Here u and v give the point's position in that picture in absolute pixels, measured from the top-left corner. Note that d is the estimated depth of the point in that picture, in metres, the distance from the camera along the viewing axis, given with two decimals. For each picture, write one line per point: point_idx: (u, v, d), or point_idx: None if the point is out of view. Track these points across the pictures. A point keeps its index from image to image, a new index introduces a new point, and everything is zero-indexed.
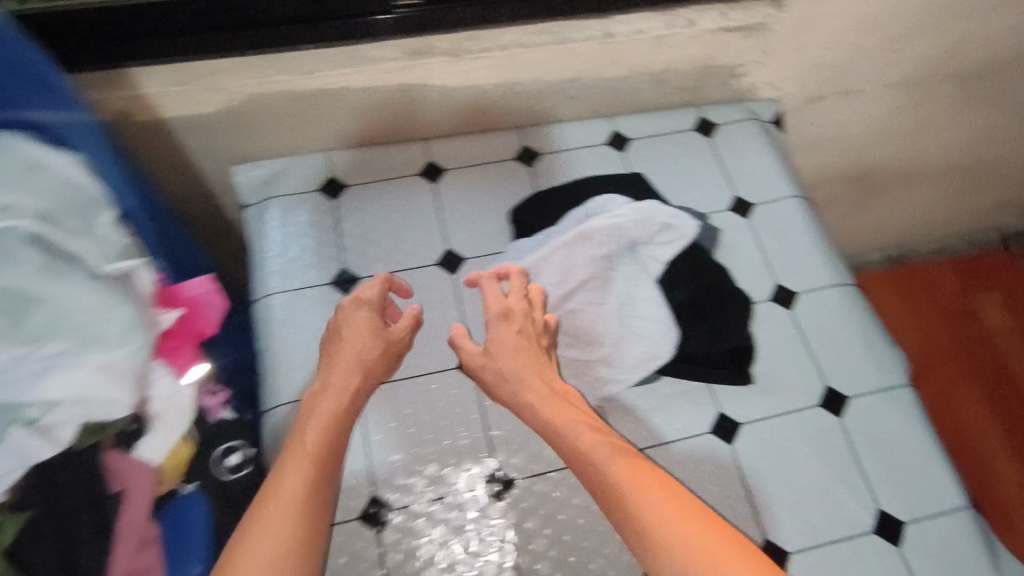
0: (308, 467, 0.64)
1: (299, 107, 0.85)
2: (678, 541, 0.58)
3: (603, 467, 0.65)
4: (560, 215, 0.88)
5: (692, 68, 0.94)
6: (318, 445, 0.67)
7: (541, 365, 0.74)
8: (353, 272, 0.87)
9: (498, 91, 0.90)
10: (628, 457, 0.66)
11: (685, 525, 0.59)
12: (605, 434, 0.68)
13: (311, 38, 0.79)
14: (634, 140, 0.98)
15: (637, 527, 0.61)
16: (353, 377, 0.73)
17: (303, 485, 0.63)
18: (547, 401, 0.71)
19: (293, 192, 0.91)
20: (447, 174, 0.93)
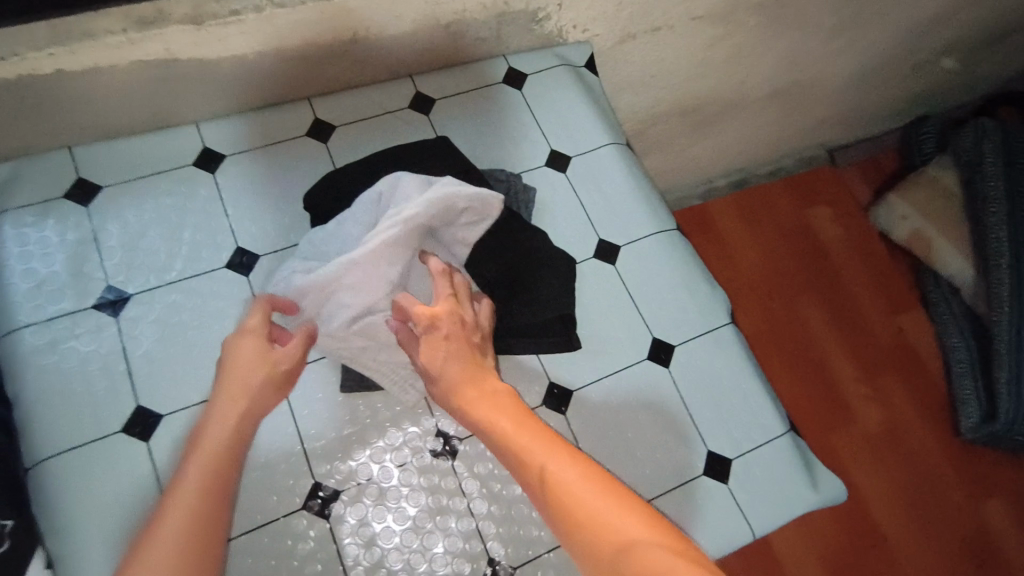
0: (212, 470, 0.56)
1: (8, 100, 0.69)
2: (567, 477, 0.52)
3: (560, 478, 0.53)
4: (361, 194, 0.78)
5: (487, 16, 0.86)
6: (240, 405, 0.60)
7: (485, 386, 0.62)
8: (122, 289, 0.73)
9: (268, 60, 0.78)
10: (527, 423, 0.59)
11: (572, 467, 0.53)
12: (505, 404, 0.61)
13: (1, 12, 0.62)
14: (439, 99, 0.89)
15: (544, 485, 0.53)
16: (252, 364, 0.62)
17: (198, 486, 0.54)
18: (461, 383, 0.62)
19: (33, 201, 0.74)
20: (228, 160, 0.81)
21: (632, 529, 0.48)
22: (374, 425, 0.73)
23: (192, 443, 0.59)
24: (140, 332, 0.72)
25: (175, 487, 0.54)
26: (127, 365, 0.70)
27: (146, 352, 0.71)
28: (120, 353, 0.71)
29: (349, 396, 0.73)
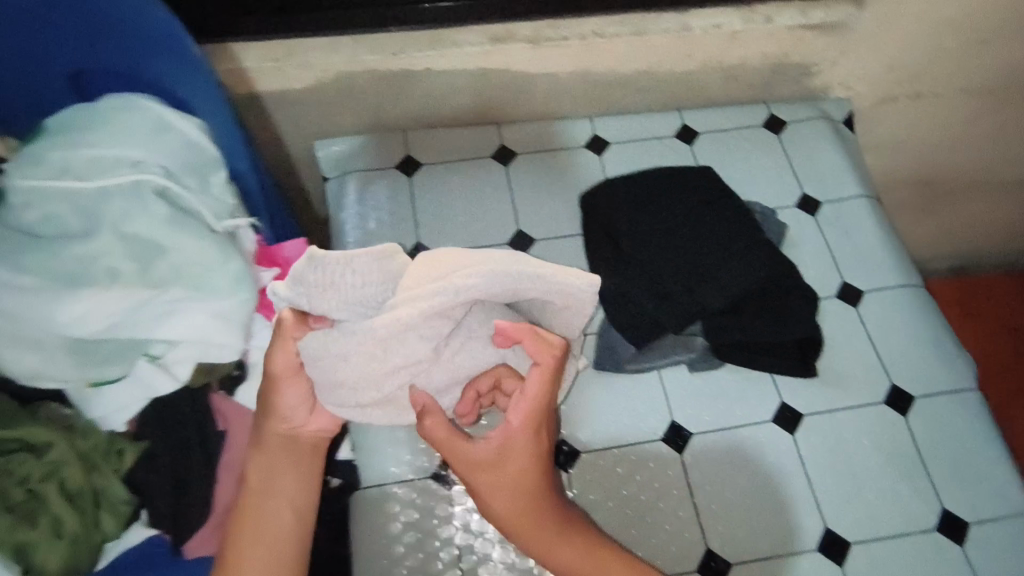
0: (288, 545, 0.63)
1: (384, 86, 0.88)
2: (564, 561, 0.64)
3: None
4: (630, 202, 0.89)
5: (765, 64, 0.94)
6: (246, 506, 0.63)
7: (501, 485, 0.63)
8: (427, 246, 0.90)
9: (572, 81, 0.92)
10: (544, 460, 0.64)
11: (569, 548, 0.65)
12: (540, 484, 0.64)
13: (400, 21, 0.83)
14: (701, 133, 0.99)
15: (519, 536, 0.65)
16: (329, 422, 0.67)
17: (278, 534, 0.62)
18: (478, 463, 0.63)
19: (372, 167, 0.94)
20: (519, 158, 0.96)
21: None
22: (615, 403, 0.81)
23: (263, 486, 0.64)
24: None
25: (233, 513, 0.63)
26: None
27: None
28: None
29: (596, 372, 0.83)
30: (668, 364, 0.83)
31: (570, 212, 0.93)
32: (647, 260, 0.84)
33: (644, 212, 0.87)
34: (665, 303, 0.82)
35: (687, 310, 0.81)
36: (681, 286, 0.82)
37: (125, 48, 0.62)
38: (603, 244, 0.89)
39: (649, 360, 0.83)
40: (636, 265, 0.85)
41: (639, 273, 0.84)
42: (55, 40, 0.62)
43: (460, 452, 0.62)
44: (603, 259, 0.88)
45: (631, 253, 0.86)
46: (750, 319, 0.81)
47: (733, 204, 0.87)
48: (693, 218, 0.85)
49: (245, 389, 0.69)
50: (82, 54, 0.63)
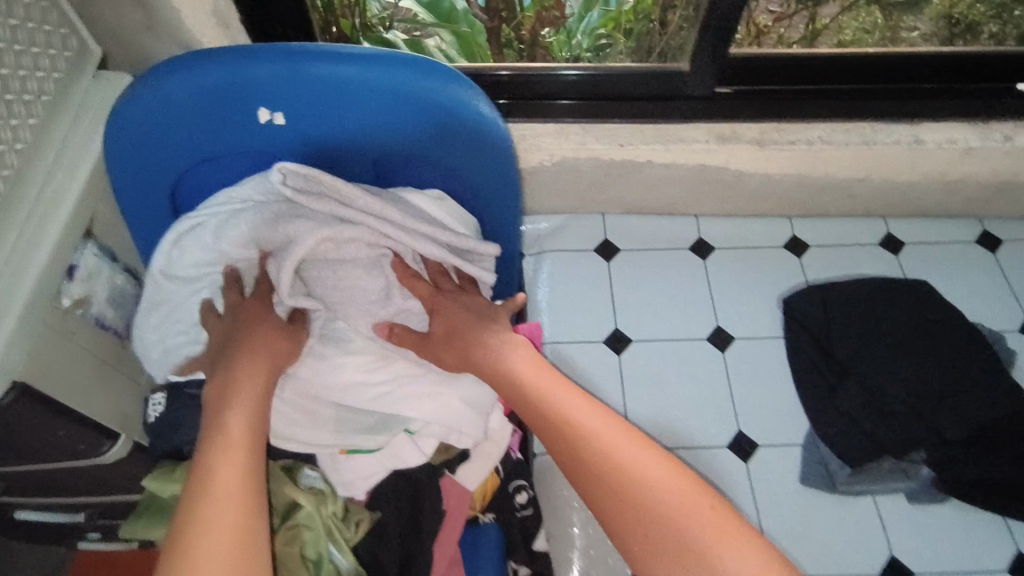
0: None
1: (599, 172, 0.91)
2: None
3: (645, 497, 0.44)
4: (844, 314, 0.86)
5: (990, 182, 0.91)
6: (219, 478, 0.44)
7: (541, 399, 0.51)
8: (623, 333, 0.89)
9: (783, 181, 0.92)
10: (647, 447, 0.46)
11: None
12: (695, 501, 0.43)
13: (561, 114, 0.85)
14: (908, 244, 0.96)
15: (569, 452, 0.48)
16: (258, 374, 0.51)
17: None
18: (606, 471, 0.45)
19: (569, 248, 0.96)
20: (716, 253, 0.95)
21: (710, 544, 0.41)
22: (829, 528, 0.75)
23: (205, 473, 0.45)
24: (634, 373, 0.86)
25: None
26: (621, 397, 0.85)
27: (636, 390, 0.85)
28: (617, 383, 0.85)
29: (804, 491, 0.78)
30: (884, 488, 0.76)
31: (771, 312, 0.90)
32: (868, 377, 0.80)
33: (861, 326, 0.84)
34: (889, 426, 0.77)
35: (913, 434, 0.77)
36: (907, 409, 0.78)
37: (419, 123, 0.58)
38: (811, 350, 0.85)
39: (865, 482, 0.76)
40: (853, 378, 0.81)
41: (859, 389, 0.80)
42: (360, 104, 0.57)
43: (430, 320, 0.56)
44: (810, 365, 0.84)
45: (845, 368, 0.83)
46: (985, 453, 0.75)
47: (960, 330, 0.83)
48: (917, 339, 0.82)
49: (468, 465, 0.66)
50: (400, 142, 0.60)
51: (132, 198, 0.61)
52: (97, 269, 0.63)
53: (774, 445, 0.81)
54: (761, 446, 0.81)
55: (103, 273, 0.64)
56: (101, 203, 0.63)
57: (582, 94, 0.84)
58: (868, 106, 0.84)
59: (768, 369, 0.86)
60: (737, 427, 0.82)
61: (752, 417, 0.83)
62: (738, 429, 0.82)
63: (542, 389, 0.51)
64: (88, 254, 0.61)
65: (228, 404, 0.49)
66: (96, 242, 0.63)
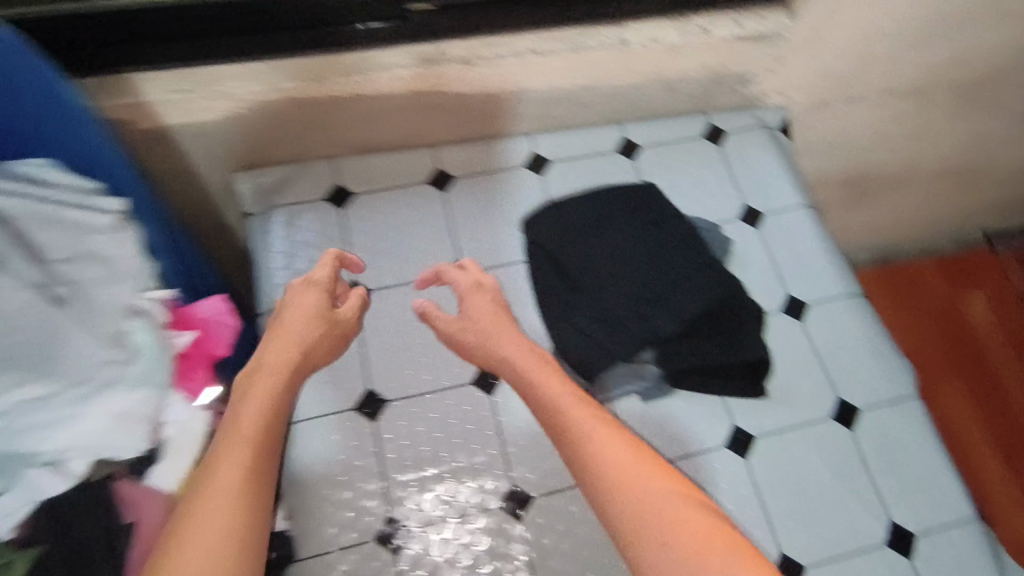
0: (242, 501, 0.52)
1: (305, 113, 0.83)
2: (667, 517, 0.54)
3: (567, 408, 0.64)
4: (572, 230, 0.87)
5: (702, 75, 0.93)
6: (211, 488, 0.52)
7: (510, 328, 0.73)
8: (363, 283, 0.84)
9: (507, 98, 0.88)
10: (556, 375, 0.68)
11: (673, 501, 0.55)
12: (619, 444, 0.60)
13: (283, 46, 0.75)
14: (643, 147, 0.97)
15: (527, 388, 0.68)
16: (265, 395, 0.62)
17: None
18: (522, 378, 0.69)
19: (299, 201, 0.88)
20: (457, 182, 0.91)
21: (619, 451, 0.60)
22: None
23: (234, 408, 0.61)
24: (376, 324, 0.82)
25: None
26: (363, 351, 0.80)
27: (378, 341, 0.81)
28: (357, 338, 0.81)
29: None
30: (619, 394, 0.79)
31: (513, 237, 0.89)
32: (599, 291, 0.82)
33: (593, 242, 0.85)
34: (616, 335, 0.79)
35: (638, 338, 0.79)
36: (632, 316, 0.80)
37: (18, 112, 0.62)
38: (550, 272, 0.85)
39: (600, 392, 0.79)
40: (586, 295, 0.82)
41: (591, 304, 0.82)
42: None
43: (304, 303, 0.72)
44: (549, 288, 0.84)
45: (581, 286, 0.83)
46: (699, 344, 0.80)
47: (681, 230, 0.86)
48: (642, 246, 0.84)
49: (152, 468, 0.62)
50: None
51: None
52: None
53: None
54: None
55: None
56: None
57: (301, 21, 0.75)
58: (576, 11, 0.81)
59: (511, 295, 0.85)
60: None
61: None
62: None
63: (486, 310, 0.75)
64: None
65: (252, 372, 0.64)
66: None
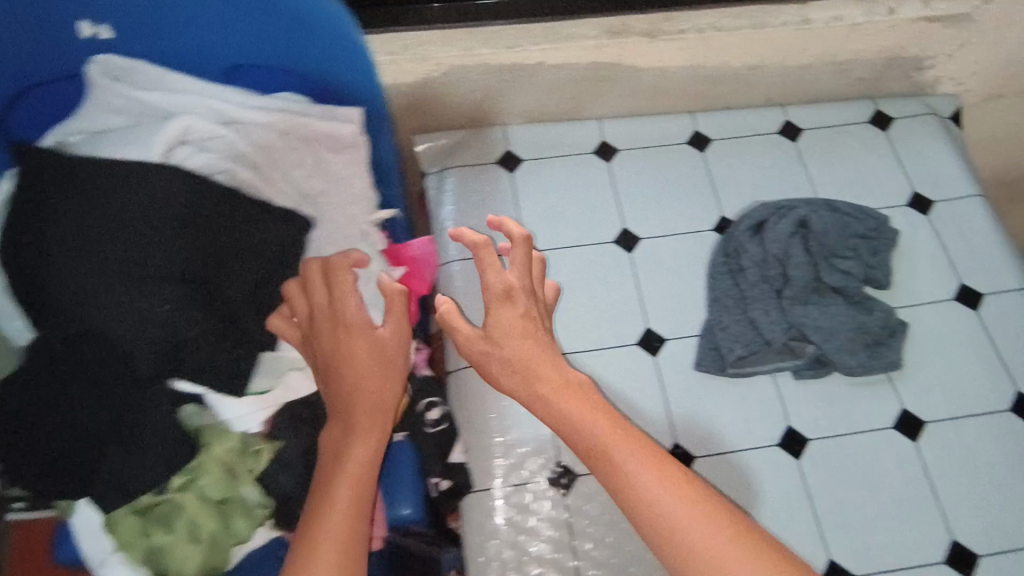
0: (357, 502, 0.48)
1: (492, 80, 0.87)
2: (571, 404, 0.51)
3: (568, 410, 0.51)
4: (755, 220, 0.86)
5: (879, 58, 0.92)
6: (373, 410, 0.52)
7: (584, 396, 0.51)
8: (532, 245, 0.88)
9: (681, 74, 0.90)
10: (589, 405, 0.51)
11: (645, 464, 0.47)
12: (583, 403, 0.51)
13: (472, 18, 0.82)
14: (806, 130, 0.97)
15: (607, 459, 0.48)
16: (370, 443, 0.51)
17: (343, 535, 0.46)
18: (556, 390, 0.52)
19: (475, 163, 0.93)
20: (623, 153, 0.94)
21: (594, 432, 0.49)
22: (729, 406, 0.79)
23: (303, 534, 0.46)
24: None
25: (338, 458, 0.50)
26: None
27: None
28: None
29: (697, 375, 0.81)
30: (771, 369, 0.80)
31: (676, 211, 0.91)
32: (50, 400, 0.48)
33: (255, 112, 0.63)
34: (780, 307, 0.81)
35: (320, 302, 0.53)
36: (805, 294, 0.81)
37: (296, 50, 0.62)
38: (717, 257, 0.86)
39: (754, 364, 0.79)
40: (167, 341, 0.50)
41: (758, 276, 0.82)
42: (216, 18, 0.58)
43: (357, 355, 0.52)
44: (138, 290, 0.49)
45: (281, 348, 0.58)
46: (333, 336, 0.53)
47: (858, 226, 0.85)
48: (832, 235, 0.83)
49: None
50: (256, 50, 0.62)
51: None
52: None
53: (680, 336, 0.83)
54: (667, 339, 0.83)
55: None
56: None
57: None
58: None
59: (672, 265, 0.87)
60: (644, 324, 0.84)
61: (658, 313, 0.85)
62: (645, 325, 0.84)
63: (523, 340, 0.54)
64: None
65: (338, 366, 0.52)
66: None
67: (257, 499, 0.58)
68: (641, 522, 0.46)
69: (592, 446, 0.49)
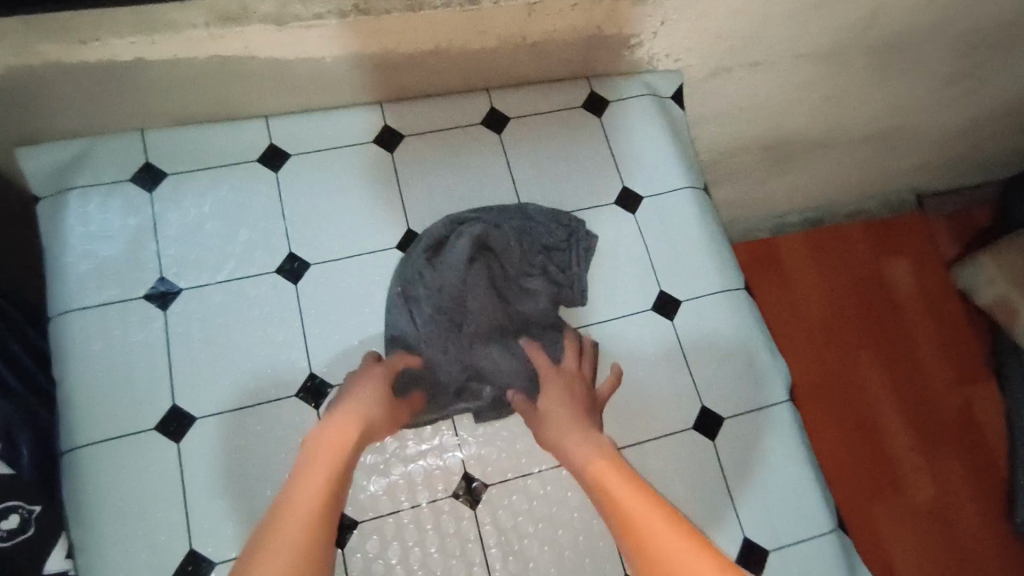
0: (333, 473, 0.53)
1: (87, 81, 0.69)
2: (569, 450, 0.59)
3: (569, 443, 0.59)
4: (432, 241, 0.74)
5: (577, 38, 0.81)
6: (332, 446, 0.56)
7: (564, 399, 0.64)
8: (171, 283, 0.73)
9: (343, 63, 0.75)
10: (561, 401, 0.64)
11: (598, 449, 0.57)
12: (558, 409, 0.63)
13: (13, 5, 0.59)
14: (513, 119, 0.86)
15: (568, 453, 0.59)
16: (330, 463, 0.54)
17: (337, 457, 0.55)
18: (562, 427, 0.61)
19: (100, 180, 0.75)
20: (293, 159, 0.80)
21: (584, 452, 0.58)
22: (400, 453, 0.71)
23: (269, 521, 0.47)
24: (185, 331, 0.71)
25: (280, 508, 0.48)
26: (166, 367, 0.70)
27: (187, 349, 0.71)
28: (161, 348, 0.70)
29: None
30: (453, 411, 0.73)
31: (356, 226, 0.78)
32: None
33: None
34: (459, 345, 0.70)
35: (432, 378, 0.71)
36: (489, 331, 0.71)
37: None
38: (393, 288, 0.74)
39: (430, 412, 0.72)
40: None
41: (431, 312, 0.71)
42: None
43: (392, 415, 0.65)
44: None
45: None
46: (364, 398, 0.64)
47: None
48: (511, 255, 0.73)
49: None
50: None
51: None
52: None
53: None
54: (335, 384, 0.72)
55: None
56: None
57: None
58: None
59: (346, 293, 0.75)
60: (309, 368, 0.72)
61: (327, 354, 0.73)
62: (310, 370, 0.72)
63: (564, 377, 0.67)
64: None
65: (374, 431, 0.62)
66: None
67: None
68: (570, 466, 0.59)
69: (548, 438, 0.63)
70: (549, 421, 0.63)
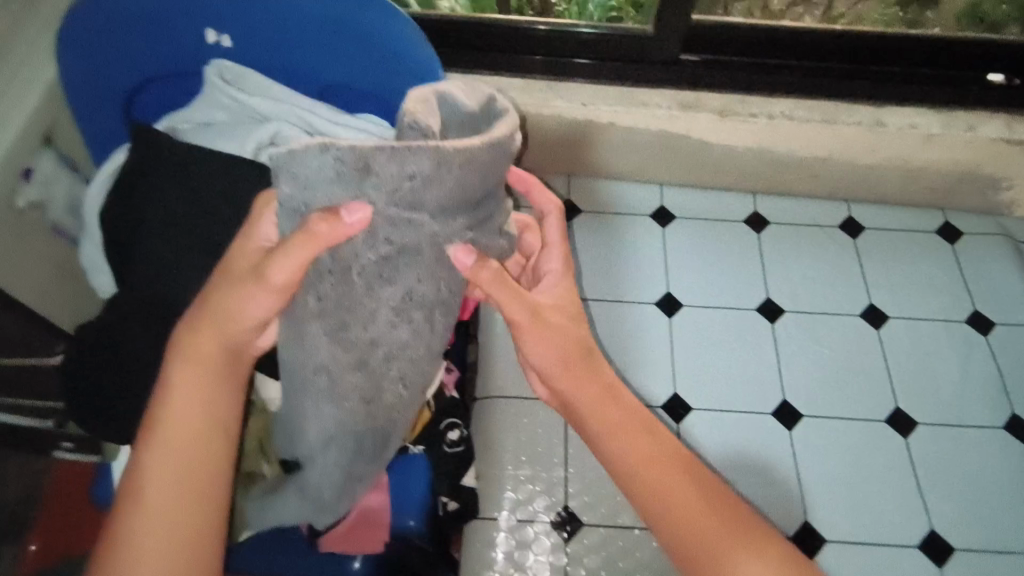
0: (187, 499, 0.43)
1: (564, 132, 0.91)
2: (665, 507, 0.45)
3: (672, 477, 0.46)
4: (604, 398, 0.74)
5: (953, 172, 0.91)
6: (154, 498, 0.42)
7: (657, 441, 0.48)
8: (574, 292, 0.91)
9: (748, 154, 0.91)
10: (654, 440, 0.48)
11: (649, 447, 0.47)
12: (642, 443, 0.47)
13: (556, 73, 0.85)
14: (869, 229, 0.96)
15: (641, 489, 0.46)
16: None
17: (168, 502, 0.42)
18: (635, 431, 0.48)
19: (534, 206, 0.97)
20: (677, 222, 0.96)
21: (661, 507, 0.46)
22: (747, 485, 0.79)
23: None
24: None
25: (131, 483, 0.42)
26: None
27: None
28: None
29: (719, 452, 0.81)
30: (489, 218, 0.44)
31: (724, 286, 0.91)
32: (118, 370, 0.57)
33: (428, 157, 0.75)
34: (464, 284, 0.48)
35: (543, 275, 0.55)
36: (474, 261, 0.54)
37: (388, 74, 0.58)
38: None
39: None
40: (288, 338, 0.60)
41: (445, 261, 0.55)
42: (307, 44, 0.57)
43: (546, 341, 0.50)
44: None
45: None
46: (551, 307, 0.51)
47: (892, 344, 0.87)
48: None
49: None
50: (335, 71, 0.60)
51: (81, 99, 0.60)
52: (55, 176, 0.66)
53: (707, 409, 0.83)
54: (693, 409, 0.83)
55: (61, 180, 0.67)
56: (59, 109, 0.66)
57: (599, 54, 0.84)
58: (850, 86, 0.84)
59: (713, 336, 0.88)
60: (672, 390, 0.85)
61: (689, 382, 0.85)
62: (673, 391, 0.84)
63: (643, 417, 0.49)
64: (46, 159, 0.65)
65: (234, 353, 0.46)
66: (56, 149, 0.66)
67: (278, 479, 0.64)
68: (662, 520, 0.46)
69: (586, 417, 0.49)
70: (629, 455, 0.47)
